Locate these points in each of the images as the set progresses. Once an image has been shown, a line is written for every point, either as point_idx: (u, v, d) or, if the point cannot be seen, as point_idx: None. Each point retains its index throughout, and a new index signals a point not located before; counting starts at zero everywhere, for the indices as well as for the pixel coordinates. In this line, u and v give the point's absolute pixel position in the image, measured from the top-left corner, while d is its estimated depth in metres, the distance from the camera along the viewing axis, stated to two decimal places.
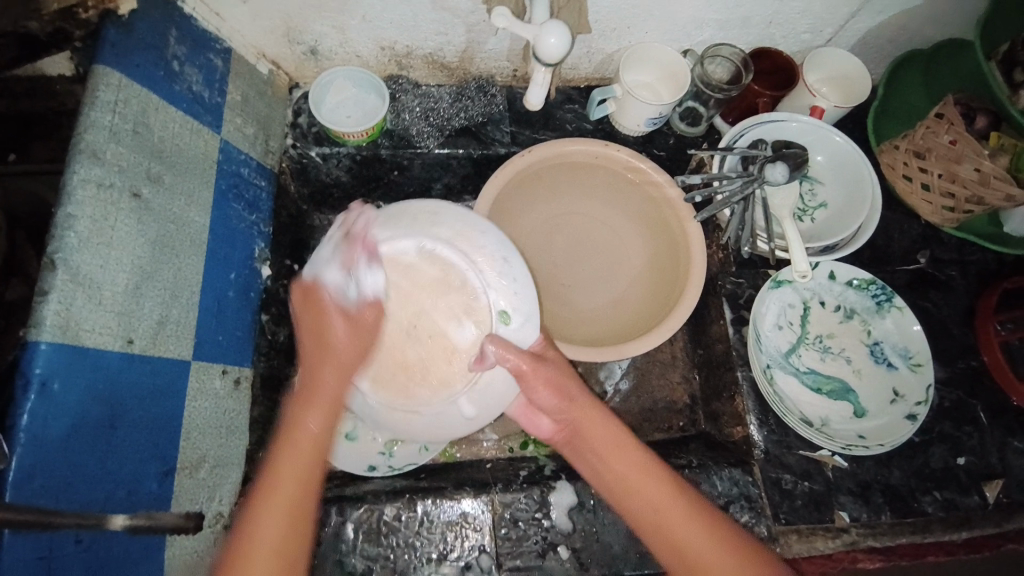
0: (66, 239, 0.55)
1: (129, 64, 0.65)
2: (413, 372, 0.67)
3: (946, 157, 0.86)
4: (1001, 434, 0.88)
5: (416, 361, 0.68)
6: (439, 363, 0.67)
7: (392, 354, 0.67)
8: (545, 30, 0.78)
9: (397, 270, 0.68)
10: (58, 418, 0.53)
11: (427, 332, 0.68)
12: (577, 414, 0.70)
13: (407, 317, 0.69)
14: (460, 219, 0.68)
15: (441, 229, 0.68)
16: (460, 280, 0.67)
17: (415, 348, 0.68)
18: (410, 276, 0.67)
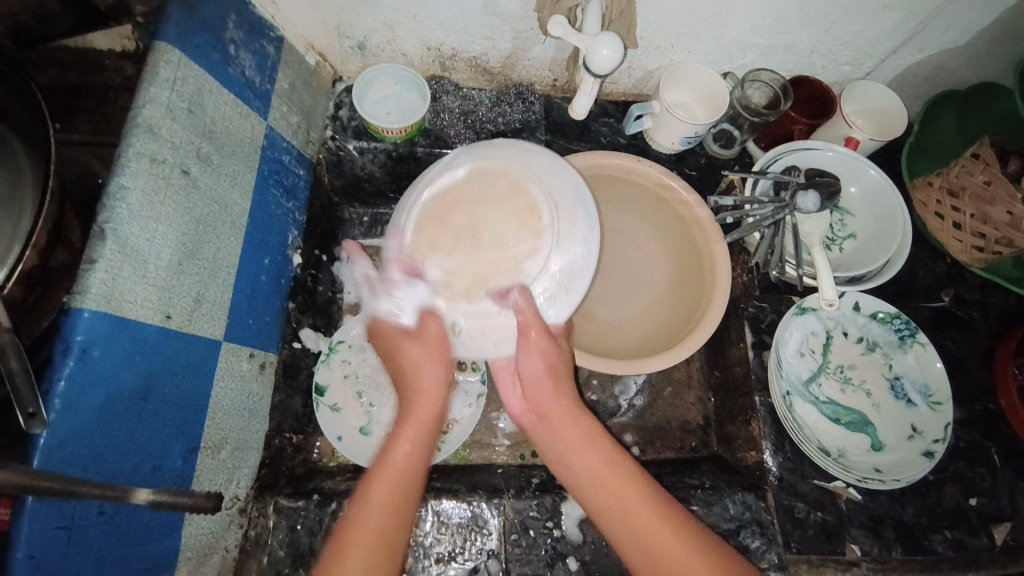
0: (117, 210, 0.56)
1: (190, 45, 0.67)
2: (461, 254, 0.65)
3: (980, 197, 0.88)
4: (1015, 479, 0.87)
5: (446, 259, 0.65)
6: (472, 269, 0.65)
7: (454, 223, 0.66)
8: (599, 41, 0.79)
9: (525, 194, 0.66)
10: (92, 389, 0.53)
11: (497, 251, 0.65)
12: (550, 399, 0.69)
13: (472, 225, 0.66)
14: (563, 177, 0.67)
15: (540, 167, 0.68)
16: (535, 226, 0.65)
17: (477, 251, 0.65)
18: (525, 200, 0.66)
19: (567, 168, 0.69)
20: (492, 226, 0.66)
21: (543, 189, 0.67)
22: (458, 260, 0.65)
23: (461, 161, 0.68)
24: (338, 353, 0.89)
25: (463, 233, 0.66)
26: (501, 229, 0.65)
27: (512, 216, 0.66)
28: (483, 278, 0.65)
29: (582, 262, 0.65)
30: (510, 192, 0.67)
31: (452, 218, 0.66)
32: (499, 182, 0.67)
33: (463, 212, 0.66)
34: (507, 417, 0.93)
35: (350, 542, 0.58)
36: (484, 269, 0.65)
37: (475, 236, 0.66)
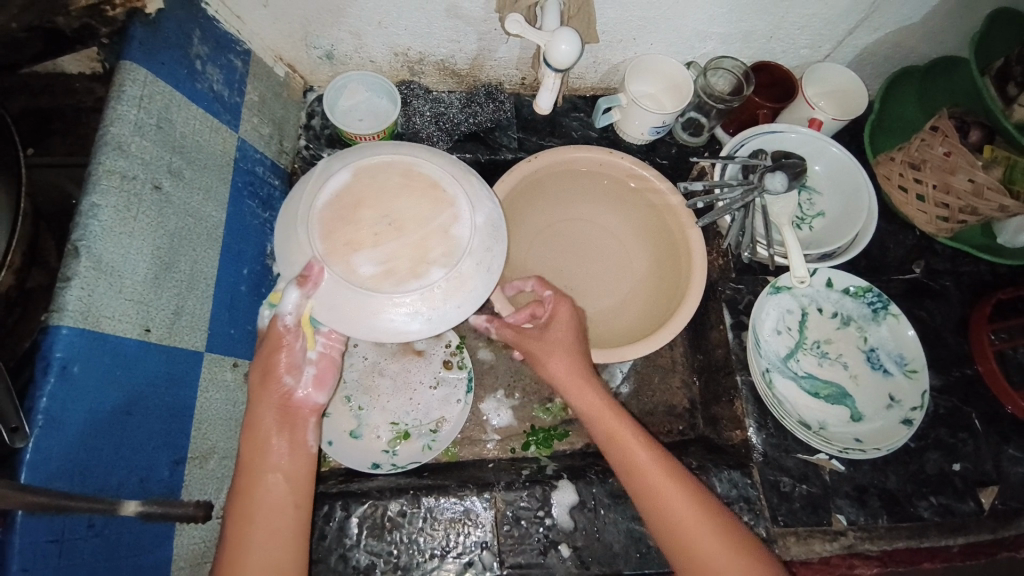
0: (89, 228, 0.57)
1: (155, 62, 0.68)
2: (384, 244, 0.61)
3: (941, 168, 0.88)
4: (996, 441, 0.89)
5: (378, 252, 0.61)
6: (405, 252, 0.61)
7: (365, 221, 0.61)
8: (557, 37, 0.81)
9: (420, 174, 0.64)
10: (76, 404, 0.54)
11: (418, 231, 0.62)
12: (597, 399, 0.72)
13: (383, 216, 0.62)
14: (440, 154, 0.68)
15: (416, 150, 0.67)
16: (442, 201, 0.64)
17: (402, 235, 0.61)
18: (421, 181, 0.64)
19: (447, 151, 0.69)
20: (400, 211, 0.62)
21: (435, 167, 0.65)
22: (379, 253, 0.61)
23: (339, 169, 0.64)
24: None
25: (378, 225, 0.61)
26: (411, 213, 0.62)
27: (415, 199, 0.63)
28: (427, 256, 0.61)
29: (497, 218, 0.67)
30: (402, 180, 0.64)
31: (360, 215, 0.62)
32: (391, 172, 0.64)
33: (369, 205, 0.62)
34: (498, 413, 0.95)
35: (251, 526, 0.61)
36: (418, 249, 0.61)
37: (392, 225, 0.61)
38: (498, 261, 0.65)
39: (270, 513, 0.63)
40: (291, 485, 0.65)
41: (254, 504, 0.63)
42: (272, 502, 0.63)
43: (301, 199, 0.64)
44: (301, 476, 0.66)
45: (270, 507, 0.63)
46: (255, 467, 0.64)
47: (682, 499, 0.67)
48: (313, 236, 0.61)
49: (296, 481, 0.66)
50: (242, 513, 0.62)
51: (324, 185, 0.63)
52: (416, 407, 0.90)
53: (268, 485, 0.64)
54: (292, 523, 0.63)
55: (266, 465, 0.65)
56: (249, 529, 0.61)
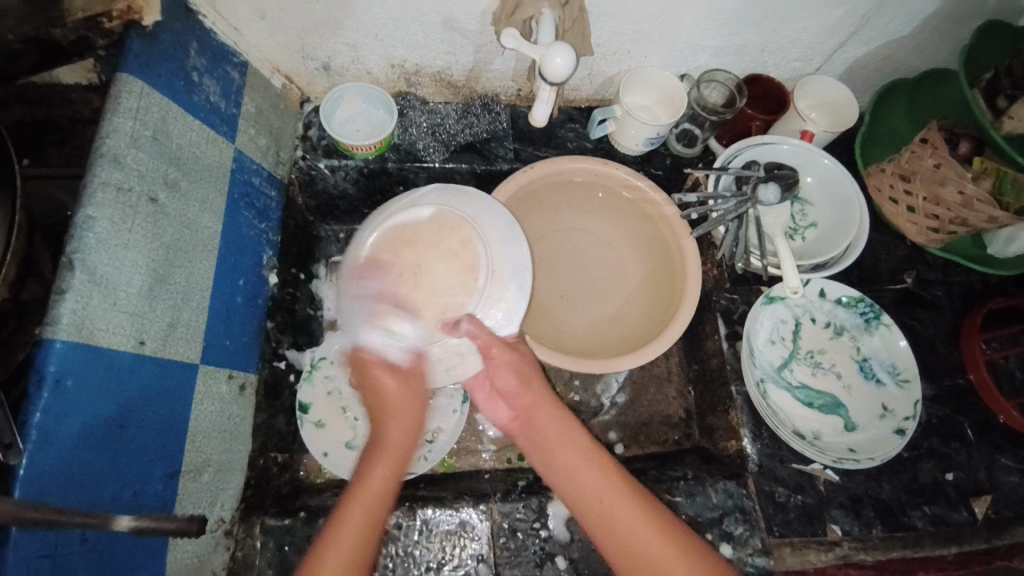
0: (84, 240, 0.57)
1: (152, 74, 0.68)
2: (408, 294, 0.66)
3: (930, 180, 0.90)
4: (989, 451, 0.90)
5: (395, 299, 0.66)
6: (402, 298, 0.66)
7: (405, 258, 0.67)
8: (551, 51, 0.82)
9: (474, 246, 0.68)
10: (70, 418, 0.54)
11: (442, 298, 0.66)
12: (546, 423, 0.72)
13: (416, 261, 0.67)
14: (515, 247, 0.70)
15: (496, 229, 0.70)
16: (469, 281, 0.67)
17: (422, 292, 0.66)
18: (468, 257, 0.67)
19: (519, 236, 0.70)
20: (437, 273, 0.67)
21: (488, 249, 0.68)
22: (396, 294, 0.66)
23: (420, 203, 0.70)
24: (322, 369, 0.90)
25: (410, 267, 0.67)
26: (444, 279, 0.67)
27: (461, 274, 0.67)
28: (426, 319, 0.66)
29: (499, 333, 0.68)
30: (462, 248, 0.68)
31: (403, 253, 0.68)
32: (458, 227, 0.69)
33: (414, 249, 0.68)
34: (494, 423, 0.95)
35: (337, 535, 0.63)
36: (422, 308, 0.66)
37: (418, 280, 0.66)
38: (470, 363, 0.68)
39: (353, 532, 0.64)
40: (369, 517, 0.65)
41: (347, 515, 0.65)
42: (354, 521, 0.64)
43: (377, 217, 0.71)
44: (389, 496, 0.68)
45: (357, 523, 0.64)
46: (362, 479, 0.68)
47: (642, 526, 0.66)
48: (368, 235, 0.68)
49: (385, 497, 0.68)
50: (336, 524, 0.64)
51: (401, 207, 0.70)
52: None
53: (358, 504, 0.66)
54: (368, 539, 0.64)
55: (369, 475, 0.68)
56: (336, 540, 0.63)
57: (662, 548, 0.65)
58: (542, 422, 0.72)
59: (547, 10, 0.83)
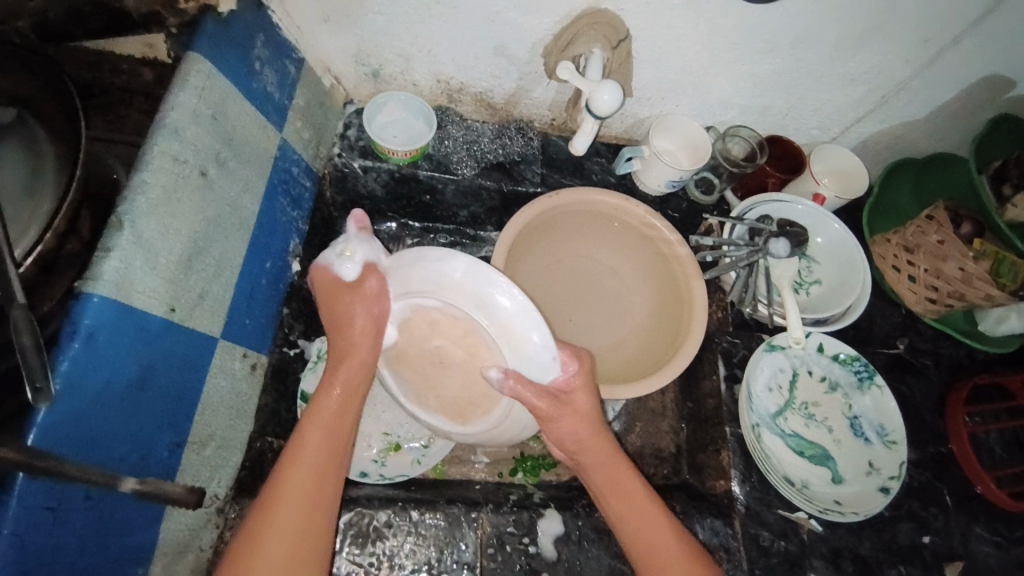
0: (135, 203, 0.59)
1: (219, 57, 0.71)
2: (437, 377, 0.72)
3: (933, 254, 0.95)
4: (966, 521, 0.92)
5: (431, 384, 0.74)
6: (457, 400, 0.73)
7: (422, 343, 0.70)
8: (601, 88, 0.87)
9: (441, 317, 0.68)
10: (95, 374, 0.55)
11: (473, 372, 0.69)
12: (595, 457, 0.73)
13: (426, 357, 0.71)
14: (435, 264, 0.66)
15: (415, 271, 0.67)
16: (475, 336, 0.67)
17: (448, 382, 0.72)
18: (458, 324, 0.67)
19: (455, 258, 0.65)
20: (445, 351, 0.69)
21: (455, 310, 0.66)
22: (425, 375, 0.73)
23: (412, 269, 0.68)
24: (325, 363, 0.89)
25: (423, 357, 0.72)
26: (449, 349, 0.69)
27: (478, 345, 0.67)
28: (466, 404, 0.73)
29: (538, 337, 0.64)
30: (436, 321, 0.68)
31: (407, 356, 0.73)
32: (417, 319, 0.69)
33: (405, 352, 0.73)
34: None
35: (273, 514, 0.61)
36: (461, 390, 0.71)
37: (447, 364, 0.70)
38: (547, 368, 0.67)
39: (293, 509, 0.62)
40: (323, 466, 0.65)
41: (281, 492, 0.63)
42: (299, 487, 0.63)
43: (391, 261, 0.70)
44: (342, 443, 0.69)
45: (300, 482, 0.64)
46: (296, 457, 0.65)
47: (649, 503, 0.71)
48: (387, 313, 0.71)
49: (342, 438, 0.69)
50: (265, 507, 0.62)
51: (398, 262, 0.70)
52: (410, 420, 0.92)
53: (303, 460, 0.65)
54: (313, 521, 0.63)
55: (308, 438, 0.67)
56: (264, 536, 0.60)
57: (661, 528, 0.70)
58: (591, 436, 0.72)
59: (598, 50, 0.88)
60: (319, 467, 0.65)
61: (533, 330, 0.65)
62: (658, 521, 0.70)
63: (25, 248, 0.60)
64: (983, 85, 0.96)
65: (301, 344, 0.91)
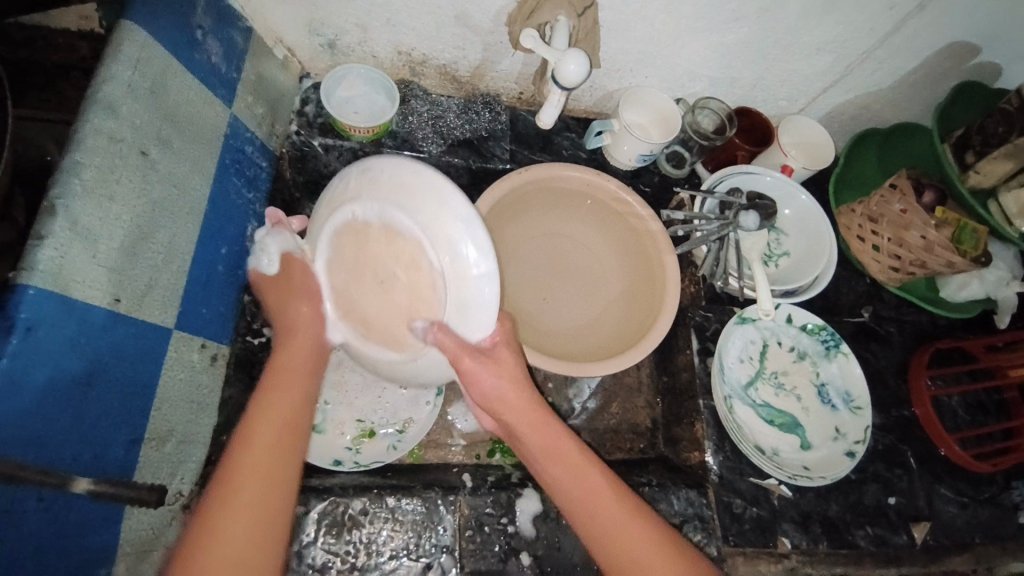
0: (69, 186, 0.55)
1: (155, 25, 0.66)
2: (375, 295, 0.69)
3: (896, 223, 0.97)
4: (927, 479, 0.96)
5: (360, 286, 0.71)
6: (386, 318, 0.70)
7: (380, 254, 0.66)
8: (566, 57, 0.84)
9: (403, 240, 0.63)
10: (37, 372, 0.51)
11: (407, 317, 0.68)
12: (518, 413, 0.70)
13: (373, 269, 0.68)
14: (427, 190, 0.61)
15: (397, 188, 0.62)
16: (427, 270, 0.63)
17: (375, 298, 0.70)
18: (417, 256, 0.63)
19: (450, 194, 0.61)
20: (392, 271, 0.66)
21: (415, 238, 0.62)
22: (361, 287, 0.70)
23: (393, 185, 0.63)
24: None
25: (373, 274, 0.68)
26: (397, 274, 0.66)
27: (427, 303, 0.65)
28: (370, 320, 0.71)
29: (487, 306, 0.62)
30: (394, 242, 0.64)
31: (358, 264, 0.69)
32: (377, 228, 0.65)
33: (360, 259, 0.69)
34: (465, 417, 0.94)
35: (228, 497, 0.58)
36: (377, 310, 0.70)
37: (387, 287, 0.68)
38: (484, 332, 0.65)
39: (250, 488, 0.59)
40: (282, 443, 0.63)
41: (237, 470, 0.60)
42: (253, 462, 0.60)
43: (412, 171, 0.62)
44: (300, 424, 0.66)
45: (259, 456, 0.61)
46: (251, 434, 0.62)
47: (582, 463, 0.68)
48: (371, 206, 0.65)
49: (299, 425, 0.66)
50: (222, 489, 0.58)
51: (420, 181, 0.61)
52: (383, 406, 0.89)
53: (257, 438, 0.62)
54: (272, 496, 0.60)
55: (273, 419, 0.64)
56: (222, 517, 0.57)
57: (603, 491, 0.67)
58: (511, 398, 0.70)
59: (563, 17, 0.85)
60: (280, 446, 0.63)
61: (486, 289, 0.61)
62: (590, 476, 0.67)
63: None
64: (944, 53, 0.97)
65: (267, 334, 0.86)
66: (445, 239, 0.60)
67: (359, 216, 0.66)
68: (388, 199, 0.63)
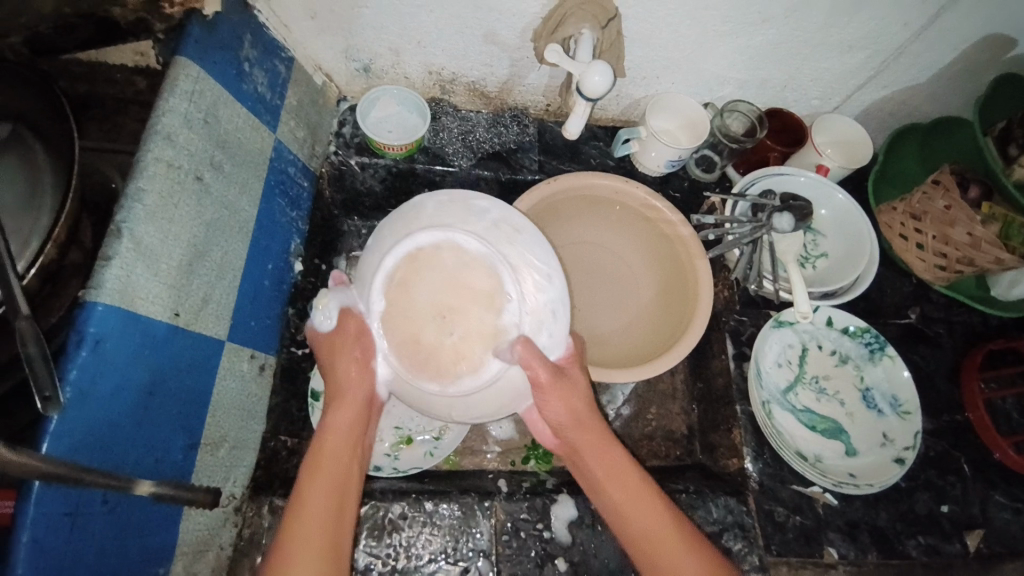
0: (133, 211, 0.60)
1: (208, 60, 0.72)
2: (416, 317, 0.63)
3: (940, 220, 0.93)
4: (985, 488, 0.91)
5: (431, 279, 0.63)
6: (400, 333, 0.63)
7: (455, 293, 0.63)
8: (591, 69, 0.85)
9: (493, 302, 0.63)
10: (105, 381, 0.56)
11: (442, 348, 0.63)
12: (587, 439, 0.71)
13: (436, 293, 0.63)
14: (550, 289, 0.65)
15: (530, 260, 0.64)
16: (492, 336, 0.63)
17: (433, 300, 0.64)
18: (493, 325, 0.63)
19: (560, 310, 0.66)
20: (460, 317, 0.63)
21: (508, 312, 0.63)
22: (409, 305, 0.64)
23: (529, 258, 0.64)
24: None
25: (436, 297, 0.64)
26: (465, 324, 0.63)
27: (467, 356, 0.63)
28: (407, 306, 0.64)
29: (505, 400, 0.66)
30: (486, 302, 0.63)
31: (426, 277, 0.63)
32: (476, 276, 0.63)
33: (429, 275, 0.63)
34: (499, 425, 0.95)
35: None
36: (418, 307, 0.64)
37: (443, 307, 0.63)
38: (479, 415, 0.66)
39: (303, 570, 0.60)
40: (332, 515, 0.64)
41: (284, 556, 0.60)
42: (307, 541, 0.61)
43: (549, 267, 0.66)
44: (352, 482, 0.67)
45: (322, 513, 0.63)
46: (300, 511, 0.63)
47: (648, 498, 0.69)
48: (509, 252, 0.64)
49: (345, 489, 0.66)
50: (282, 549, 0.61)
51: (552, 279, 0.65)
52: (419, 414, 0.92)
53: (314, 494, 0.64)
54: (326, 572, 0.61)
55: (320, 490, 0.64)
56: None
57: (667, 525, 0.67)
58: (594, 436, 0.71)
59: (587, 30, 0.86)
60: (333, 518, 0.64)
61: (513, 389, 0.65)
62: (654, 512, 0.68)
63: (28, 261, 0.60)
64: (987, 45, 0.93)
65: None
66: (532, 329, 0.64)
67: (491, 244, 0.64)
68: (522, 266, 0.64)
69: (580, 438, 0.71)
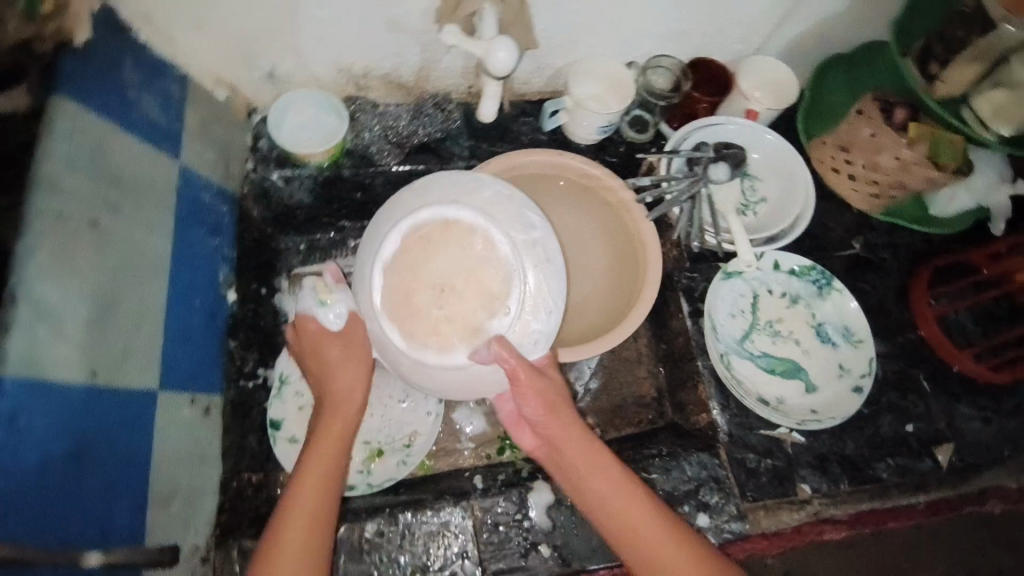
0: (23, 270, 0.55)
1: (84, 93, 0.66)
2: (422, 282, 0.67)
3: (868, 148, 0.94)
4: (945, 400, 0.95)
5: (451, 255, 0.67)
6: (399, 286, 0.67)
7: (460, 279, 0.67)
8: (495, 45, 0.82)
9: (492, 302, 0.66)
10: (28, 454, 0.53)
11: (427, 315, 0.66)
12: (559, 431, 0.74)
13: (450, 267, 0.67)
14: (547, 319, 0.67)
15: (543, 284, 0.67)
16: (473, 325, 0.66)
17: (443, 271, 0.67)
18: (479, 322, 0.66)
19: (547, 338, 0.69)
20: (457, 301, 0.67)
21: (500, 316, 0.66)
22: (420, 273, 0.67)
23: (541, 283, 0.67)
24: (289, 385, 0.88)
25: (449, 271, 0.67)
26: (460, 306, 0.67)
27: (446, 334, 0.66)
28: (418, 263, 0.67)
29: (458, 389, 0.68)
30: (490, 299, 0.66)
31: (447, 253, 0.67)
32: (489, 275, 0.67)
33: (450, 252, 0.67)
34: (471, 421, 0.94)
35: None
36: (428, 270, 0.67)
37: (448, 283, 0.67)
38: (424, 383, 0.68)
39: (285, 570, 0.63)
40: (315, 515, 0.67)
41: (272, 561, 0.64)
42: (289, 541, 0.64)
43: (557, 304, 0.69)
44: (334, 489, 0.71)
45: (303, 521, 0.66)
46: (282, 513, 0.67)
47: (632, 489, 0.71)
48: (530, 269, 0.67)
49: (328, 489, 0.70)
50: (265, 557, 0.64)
51: (552, 317, 0.68)
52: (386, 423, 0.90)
53: (304, 493, 0.68)
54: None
55: (298, 496, 0.68)
56: None
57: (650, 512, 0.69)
58: (575, 435, 0.73)
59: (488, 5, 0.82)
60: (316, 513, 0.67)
61: (463, 382, 0.68)
62: (638, 500, 0.70)
63: None
64: None
65: (261, 374, 0.90)
66: (513, 340, 0.67)
67: (523, 256, 0.67)
68: (535, 293, 0.67)
69: (557, 433, 0.74)
